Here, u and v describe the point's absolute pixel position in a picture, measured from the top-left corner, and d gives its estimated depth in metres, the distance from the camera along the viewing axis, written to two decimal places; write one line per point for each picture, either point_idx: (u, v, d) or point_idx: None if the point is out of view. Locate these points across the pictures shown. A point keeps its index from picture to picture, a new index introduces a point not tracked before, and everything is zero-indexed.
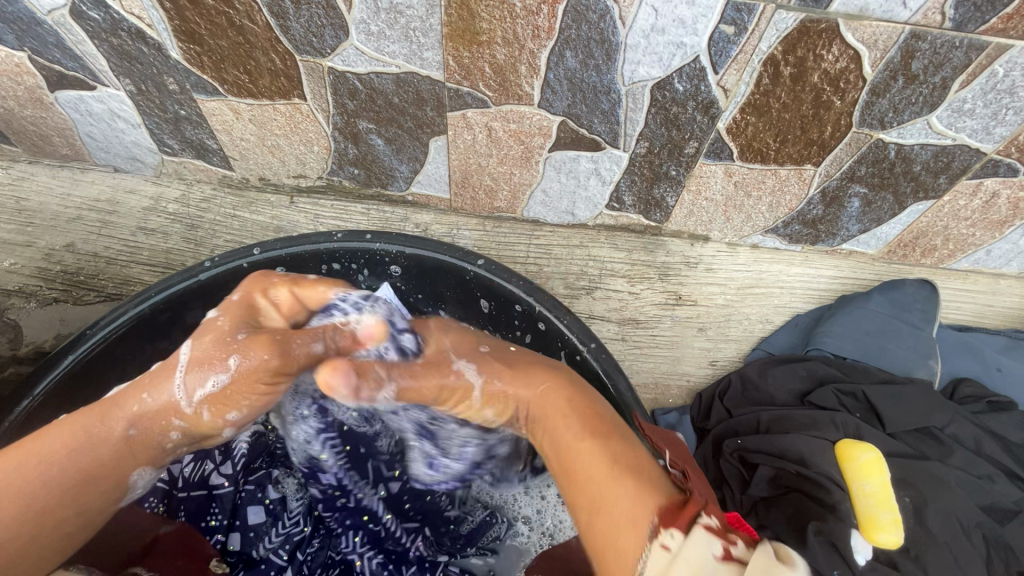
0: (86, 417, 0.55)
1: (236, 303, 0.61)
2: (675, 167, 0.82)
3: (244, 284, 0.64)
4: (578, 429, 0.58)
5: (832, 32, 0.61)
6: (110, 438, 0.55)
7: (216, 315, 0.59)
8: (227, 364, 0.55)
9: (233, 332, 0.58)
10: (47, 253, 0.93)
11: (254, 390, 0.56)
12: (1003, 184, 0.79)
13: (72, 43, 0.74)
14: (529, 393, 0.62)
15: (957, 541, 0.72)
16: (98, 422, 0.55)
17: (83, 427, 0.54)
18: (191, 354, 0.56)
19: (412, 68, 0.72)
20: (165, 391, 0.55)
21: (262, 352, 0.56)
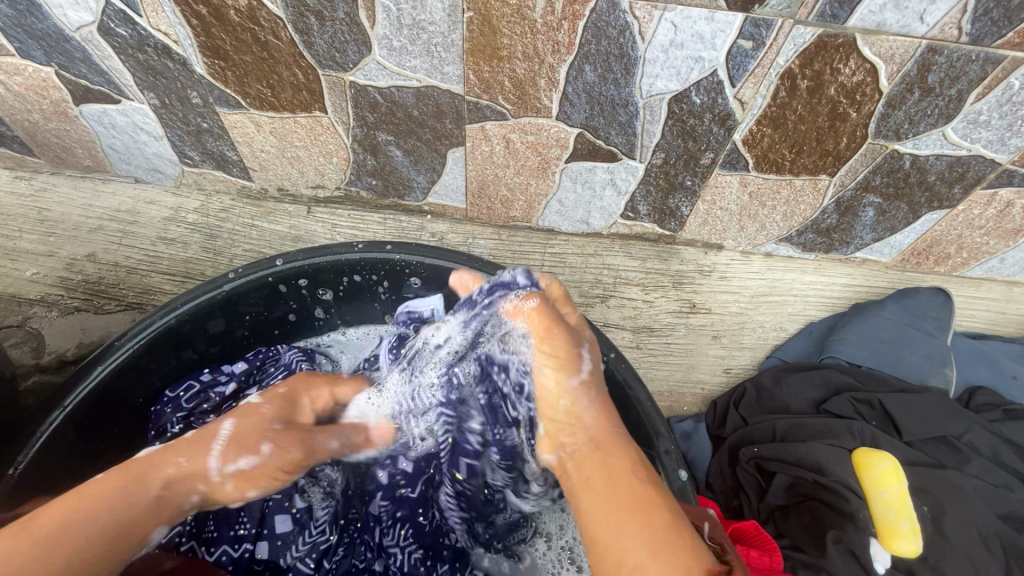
0: (124, 476, 0.54)
1: (282, 395, 0.68)
2: (691, 177, 0.83)
3: (290, 380, 0.72)
4: (629, 468, 0.56)
5: (849, 47, 0.61)
6: (144, 500, 0.54)
7: (261, 402, 0.65)
8: (260, 451, 0.60)
9: (271, 420, 0.64)
10: (69, 263, 0.94)
11: (274, 475, 0.61)
12: (1017, 194, 0.79)
13: (98, 58, 0.75)
14: (594, 424, 0.60)
15: (975, 549, 0.72)
16: (133, 487, 0.54)
17: (117, 489, 0.53)
18: (233, 429, 0.61)
19: (432, 82, 0.73)
20: (202, 461, 0.58)
21: (291, 445, 0.62)
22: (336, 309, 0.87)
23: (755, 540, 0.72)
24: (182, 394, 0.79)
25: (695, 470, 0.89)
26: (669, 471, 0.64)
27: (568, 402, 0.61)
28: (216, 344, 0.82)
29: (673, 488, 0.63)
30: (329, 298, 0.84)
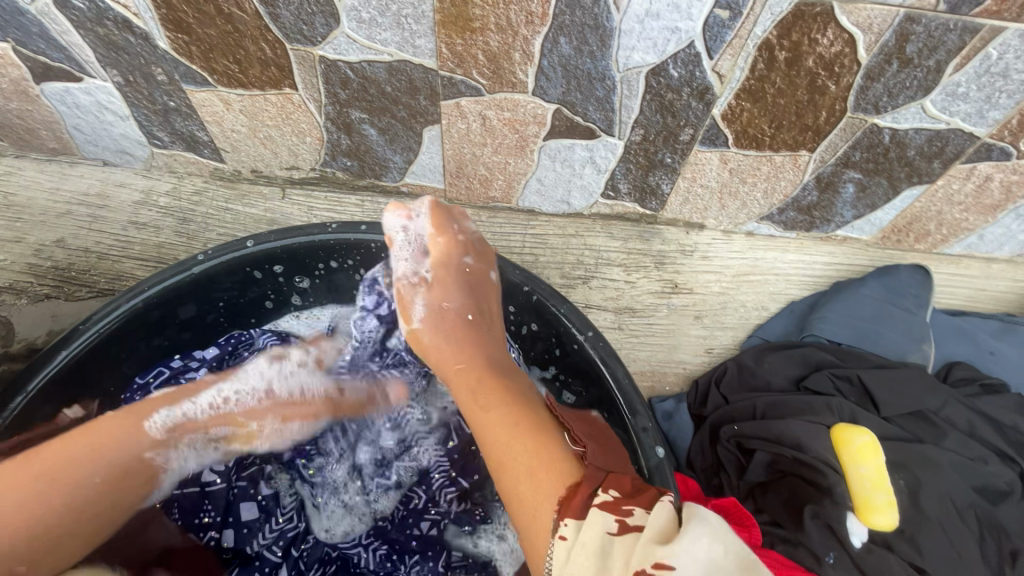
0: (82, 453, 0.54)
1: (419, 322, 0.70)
2: (670, 154, 0.82)
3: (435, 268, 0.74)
4: (513, 414, 0.54)
5: (827, 16, 0.60)
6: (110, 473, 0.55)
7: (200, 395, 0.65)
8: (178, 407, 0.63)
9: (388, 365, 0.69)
10: (37, 249, 0.92)
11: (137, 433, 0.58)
12: (996, 168, 0.79)
13: (56, 33, 0.73)
14: (456, 349, 0.65)
15: (950, 520, 0.73)
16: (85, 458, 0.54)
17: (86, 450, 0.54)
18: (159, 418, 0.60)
19: (404, 56, 0.71)
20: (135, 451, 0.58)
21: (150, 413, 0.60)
22: (314, 299, 0.87)
23: None
24: (152, 380, 0.75)
25: (675, 450, 0.90)
26: (646, 448, 0.64)
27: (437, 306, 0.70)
28: (187, 329, 0.81)
29: (650, 464, 0.63)
30: (307, 287, 0.84)
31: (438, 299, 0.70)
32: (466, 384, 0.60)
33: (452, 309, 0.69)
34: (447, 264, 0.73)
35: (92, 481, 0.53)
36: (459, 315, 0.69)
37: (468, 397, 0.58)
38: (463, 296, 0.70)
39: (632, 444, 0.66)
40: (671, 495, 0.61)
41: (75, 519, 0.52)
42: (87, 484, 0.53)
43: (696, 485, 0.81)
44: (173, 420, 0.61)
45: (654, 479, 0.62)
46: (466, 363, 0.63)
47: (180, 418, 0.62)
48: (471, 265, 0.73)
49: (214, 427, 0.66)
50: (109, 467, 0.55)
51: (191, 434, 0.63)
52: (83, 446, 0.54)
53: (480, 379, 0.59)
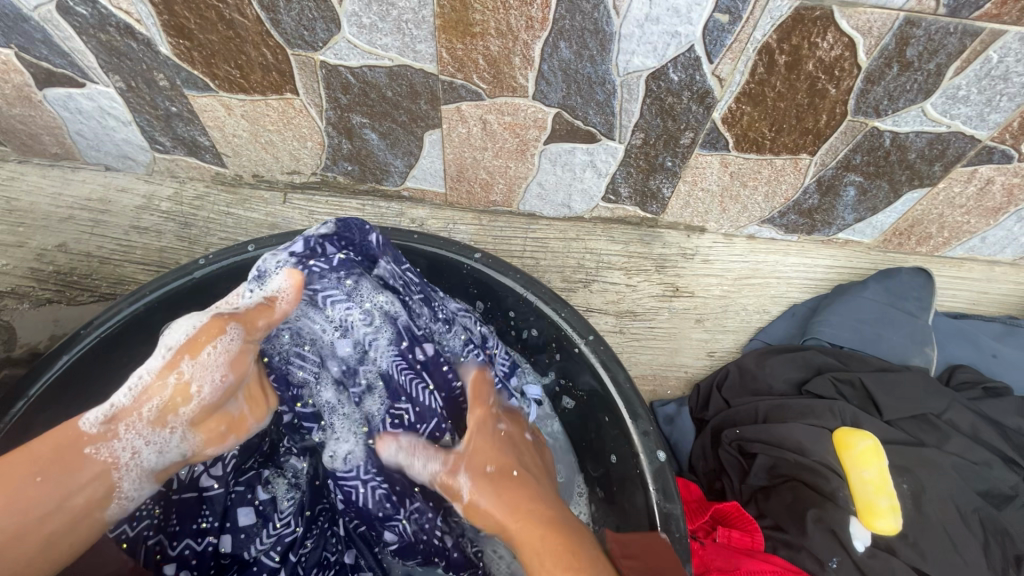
0: (24, 464, 0.52)
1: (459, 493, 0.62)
2: (671, 158, 0.82)
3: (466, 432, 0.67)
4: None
5: (827, 20, 0.60)
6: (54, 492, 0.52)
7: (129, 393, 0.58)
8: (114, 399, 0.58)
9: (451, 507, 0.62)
10: (38, 253, 0.92)
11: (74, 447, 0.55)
12: (997, 171, 0.79)
13: (59, 40, 0.73)
14: (505, 504, 0.58)
15: (953, 525, 0.72)
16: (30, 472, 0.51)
17: (27, 464, 0.52)
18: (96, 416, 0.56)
19: (405, 61, 0.71)
20: (80, 466, 0.54)
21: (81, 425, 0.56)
22: None
23: (736, 521, 0.73)
24: None
25: (676, 454, 0.90)
26: (647, 452, 0.64)
27: (482, 471, 0.62)
28: None
29: (651, 469, 0.63)
30: None
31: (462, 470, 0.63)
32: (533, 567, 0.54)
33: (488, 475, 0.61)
34: (476, 429, 0.66)
35: (35, 496, 0.51)
36: (504, 474, 0.62)
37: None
38: (506, 453, 0.64)
39: (632, 448, 0.66)
40: (673, 498, 0.62)
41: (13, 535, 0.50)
42: (28, 500, 0.51)
43: (698, 489, 0.81)
44: (107, 411, 0.56)
45: (655, 483, 0.63)
46: (524, 521, 0.57)
47: (113, 407, 0.57)
48: (507, 428, 0.68)
49: (143, 407, 0.57)
50: (52, 483, 0.52)
51: (129, 420, 0.57)
52: (28, 459, 0.52)
53: (546, 542, 0.54)
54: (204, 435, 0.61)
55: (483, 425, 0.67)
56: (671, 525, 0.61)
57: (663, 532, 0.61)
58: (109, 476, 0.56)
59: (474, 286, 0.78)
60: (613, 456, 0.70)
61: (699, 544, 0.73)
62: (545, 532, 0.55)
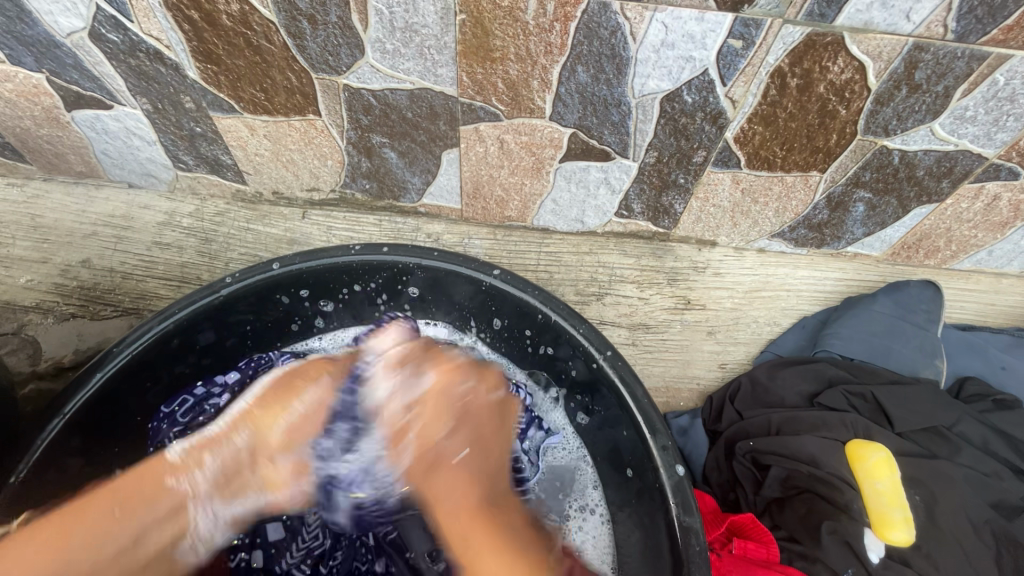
0: (116, 496, 0.59)
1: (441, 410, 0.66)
2: (684, 175, 0.84)
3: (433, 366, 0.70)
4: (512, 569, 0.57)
5: (838, 45, 0.62)
6: (119, 542, 0.57)
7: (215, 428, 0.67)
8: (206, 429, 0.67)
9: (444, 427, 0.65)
10: (63, 269, 0.94)
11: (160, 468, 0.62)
12: (1004, 188, 0.80)
13: (90, 64, 0.75)
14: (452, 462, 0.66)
15: (965, 536, 0.73)
16: (118, 503, 0.59)
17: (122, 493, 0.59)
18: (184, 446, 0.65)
19: (426, 84, 0.73)
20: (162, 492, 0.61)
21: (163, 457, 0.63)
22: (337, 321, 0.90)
23: (750, 533, 0.74)
24: (177, 409, 0.80)
25: (690, 465, 0.91)
26: (666, 466, 0.65)
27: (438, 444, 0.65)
28: (208, 355, 0.82)
29: (670, 482, 0.64)
30: (331, 311, 0.87)
31: (469, 445, 0.65)
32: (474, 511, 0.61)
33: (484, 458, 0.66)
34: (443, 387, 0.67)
35: (114, 531, 0.57)
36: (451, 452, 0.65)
37: (461, 535, 0.60)
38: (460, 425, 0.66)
39: (652, 461, 0.67)
40: (691, 512, 0.62)
41: (97, 560, 0.56)
42: (108, 530, 0.57)
43: (712, 500, 0.83)
44: (192, 441, 0.65)
45: (673, 496, 0.64)
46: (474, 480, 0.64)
47: (204, 437, 0.66)
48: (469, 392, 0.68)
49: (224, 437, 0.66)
50: (125, 521, 0.58)
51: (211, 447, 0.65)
52: (109, 501, 0.58)
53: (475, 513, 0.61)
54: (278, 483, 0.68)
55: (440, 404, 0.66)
56: (691, 539, 0.61)
57: (682, 546, 0.61)
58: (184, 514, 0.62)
59: (493, 302, 0.80)
60: (631, 469, 0.72)
61: (715, 556, 0.73)
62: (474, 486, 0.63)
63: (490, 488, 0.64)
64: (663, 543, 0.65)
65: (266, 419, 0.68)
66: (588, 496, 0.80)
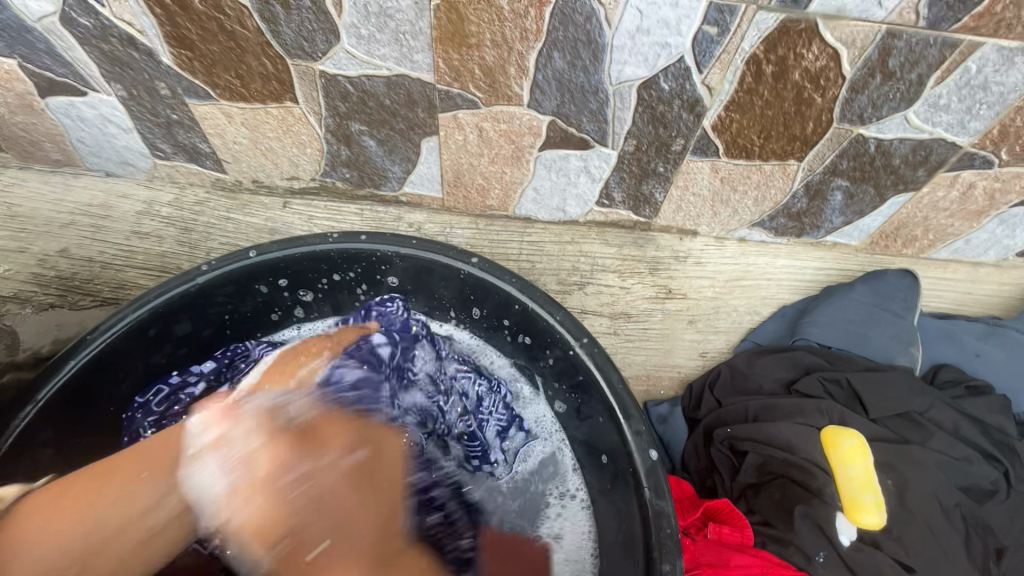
0: (111, 475, 0.56)
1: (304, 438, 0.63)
2: (663, 164, 0.84)
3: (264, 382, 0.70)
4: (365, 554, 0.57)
5: (811, 32, 0.62)
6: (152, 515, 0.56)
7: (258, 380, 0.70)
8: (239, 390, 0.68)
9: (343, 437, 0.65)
10: (40, 259, 0.93)
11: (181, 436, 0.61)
12: (978, 176, 0.81)
13: (62, 49, 0.74)
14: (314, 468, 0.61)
15: (935, 520, 0.75)
16: (156, 474, 0.57)
17: (148, 461, 0.58)
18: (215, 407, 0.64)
19: (402, 70, 0.72)
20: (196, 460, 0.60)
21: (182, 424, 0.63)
22: (317, 313, 0.90)
23: (725, 517, 0.75)
24: (152, 399, 0.79)
25: (669, 451, 0.93)
26: (639, 451, 0.65)
27: (351, 455, 0.64)
28: (184, 345, 0.81)
29: (643, 466, 0.65)
30: (310, 301, 0.87)
31: (355, 466, 0.63)
32: (364, 564, 0.56)
33: (355, 531, 0.59)
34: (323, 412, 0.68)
35: (115, 511, 0.54)
36: (348, 453, 0.64)
37: (376, 571, 0.57)
38: (292, 445, 0.62)
39: (625, 445, 0.67)
40: (664, 496, 0.63)
41: (123, 532, 0.54)
42: (142, 491, 0.56)
43: (689, 486, 0.84)
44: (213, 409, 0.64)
45: (646, 481, 0.64)
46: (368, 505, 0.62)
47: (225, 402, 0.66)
48: (305, 470, 0.61)
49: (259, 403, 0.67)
50: (153, 489, 0.57)
51: (236, 417, 0.65)
52: (136, 465, 0.57)
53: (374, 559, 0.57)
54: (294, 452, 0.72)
55: (318, 421, 0.66)
56: (662, 523, 0.62)
57: (654, 529, 0.62)
58: (204, 495, 0.61)
59: (472, 289, 0.80)
60: (605, 456, 0.73)
61: (690, 540, 0.75)
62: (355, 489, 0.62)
63: (388, 536, 0.61)
64: (636, 526, 0.66)
65: (275, 392, 0.68)
66: (568, 480, 0.81)
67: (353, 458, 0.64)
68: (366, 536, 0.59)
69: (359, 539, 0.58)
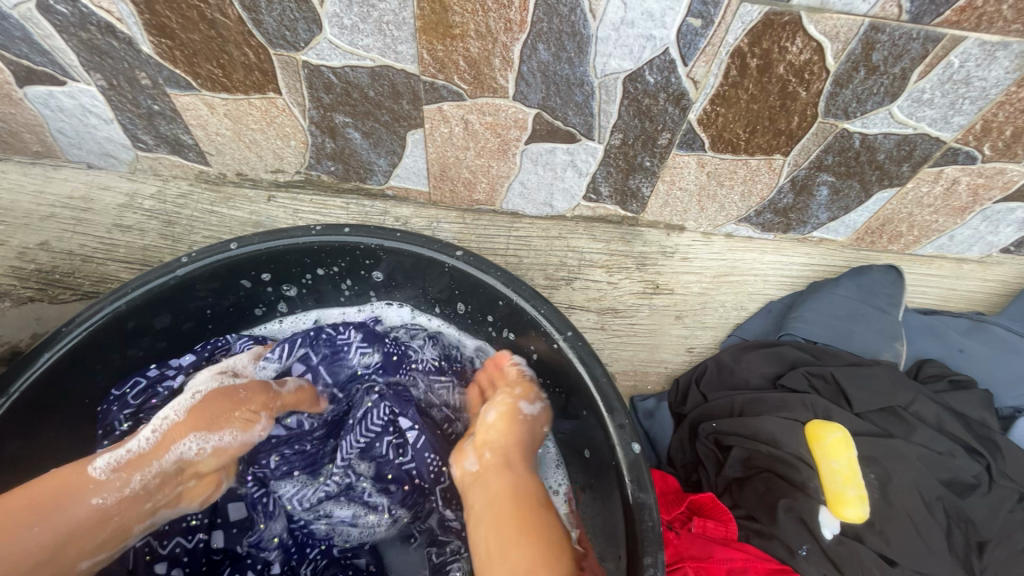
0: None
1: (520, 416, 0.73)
2: (650, 158, 0.84)
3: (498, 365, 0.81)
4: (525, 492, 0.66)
5: (795, 25, 0.62)
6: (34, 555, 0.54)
7: (178, 415, 0.66)
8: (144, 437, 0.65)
9: (534, 426, 0.74)
10: (20, 252, 0.92)
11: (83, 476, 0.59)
12: (962, 172, 0.81)
13: (39, 37, 0.73)
14: (507, 438, 0.71)
15: (918, 514, 0.74)
16: (44, 515, 0.55)
17: (39, 502, 0.56)
18: (114, 459, 0.62)
19: (387, 62, 0.72)
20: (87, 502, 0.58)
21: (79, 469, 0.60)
22: (301, 307, 0.90)
23: (710, 512, 0.75)
24: (129, 391, 0.77)
25: (655, 447, 0.92)
26: (621, 444, 0.65)
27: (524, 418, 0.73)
28: (163, 338, 0.80)
29: (626, 460, 0.64)
30: (294, 295, 0.86)
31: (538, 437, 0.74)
32: (511, 506, 0.63)
33: (515, 470, 0.67)
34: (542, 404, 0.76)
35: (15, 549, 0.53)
36: (533, 430, 0.74)
37: (497, 509, 0.63)
38: (541, 416, 0.76)
39: (608, 439, 0.67)
40: (646, 489, 0.63)
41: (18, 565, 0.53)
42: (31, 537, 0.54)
43: (674, 480, 0.84)
44: (120, 458, 0.62)
45: (629, 474, 0.64)
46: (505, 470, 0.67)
47: (128, 453, 0.63)
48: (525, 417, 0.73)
49: (166, 455, 0.64)
50: (44, 537, 0.55)
51: (141, 468, 0.62)
52: (24, 502, 0.55)
53: (510, 500, 0.64)
54: (208, 488, 0.69)
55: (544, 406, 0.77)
56: (644, 515, 0.62)
57: (636, 522, 0.62)
58: (105, 528, 0.59)
59: (458, 282, 0.79)
60: (588, 449, 0.73)
61: (674, 534, 0.74)
62: (512, 460, 0.69)
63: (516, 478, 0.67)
64: (619, 519, 0.65)
65: (193, 437, 0.65)
66: (551, 475, 0.80)
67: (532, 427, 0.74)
68: (529, 485, 0.67)
69: (525, 484, 0.66)
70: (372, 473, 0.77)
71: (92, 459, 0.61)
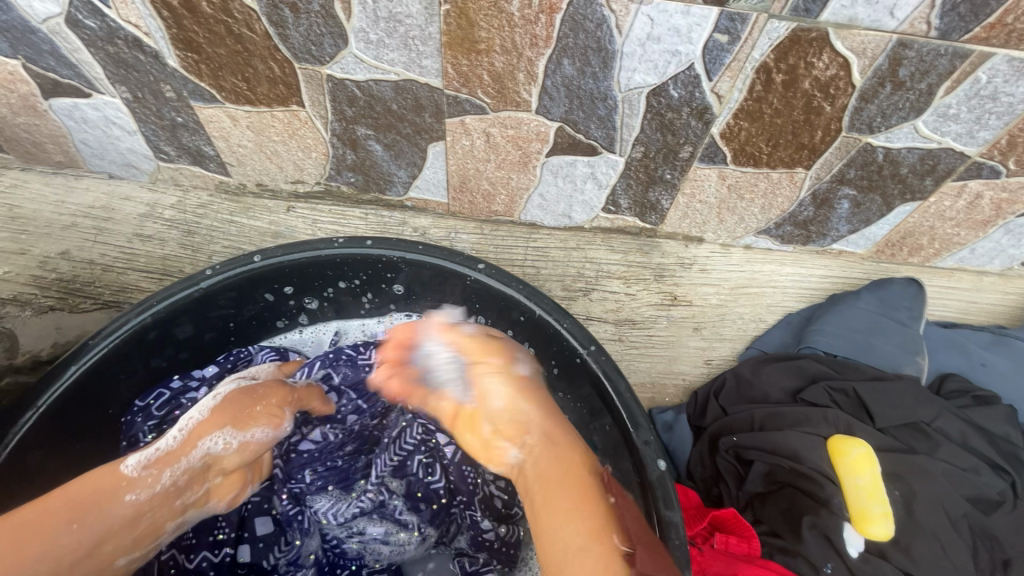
0: (35, 522, 0.54)
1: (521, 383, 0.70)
2: (671, 171, 0.83)
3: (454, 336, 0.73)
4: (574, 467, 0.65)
5: (823, 41, 0.62)
6: (75, 552, 0.54)
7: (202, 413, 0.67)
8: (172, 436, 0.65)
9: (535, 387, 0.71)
10: (41, 261, 0.92)
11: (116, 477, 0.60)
12: (986, 186, 0.81)
13: (67, 51, 0.74)
14: (534, 411, 0.68)
15: (943, 532, 0.74)
16: (82, 513, 0.56)
17: (75, 502, 0.56)
18: (144, 458, 0.62)
19: (411, 75, 0.72)
20: (122, 501, 0.58)
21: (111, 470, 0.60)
22: (320, 318, 0.90)
23: (733, 528, 0.74)
24: (152, 402, 0.78)
25: (675, 461, 0.92)
26: (648, 460, 0.65)
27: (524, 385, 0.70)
28: (185, 348, 0.80)
29: (651, 477, 0.64)
30: (315, 307, 0.87)
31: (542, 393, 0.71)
32: (568, 490, 0.63)
33: (558, 445, 0.66)
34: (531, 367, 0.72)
35: (59, 544, 0.53)
36: (536, 392, 0.70)
37: (553, 498, 0.63)
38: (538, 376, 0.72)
39: (636, 457, 0.66)
40: (673, 506, 0.62)
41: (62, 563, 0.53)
42: (72, 535, 0.54)
43: (696, 495, 0.83)
44: (150, 455, 0.62)
45: (655, 490, 0.63)
46: (549, 447, 0.66)
47: (158, 451, 0.63)
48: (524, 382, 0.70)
49: (194, 452, 0.65)
50: (86, 534, 0.55)
51: (171, 465, 0.63)
52: (60, 504, 0.55)
53: (564, 483, 0.63)
54: (234, 486, 0.69)
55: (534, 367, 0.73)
56: (671, 533, 0.61)
57: (663, 540, 0.61)
58: (143, 524, 0.60)
59: (478, 295, 0.79)
60: (610, 465, 0.73)
61: (698, 550, 0.75)
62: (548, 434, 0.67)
63: (564, 454, 0.66)
64: None
65: (217, 434, 0.66)
66: None
67: (535, 390, 0.70)
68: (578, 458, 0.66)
69: (575, 460, 0.65)
70: (403, 491, 0.79)
71: (122, 459, 0.62)
